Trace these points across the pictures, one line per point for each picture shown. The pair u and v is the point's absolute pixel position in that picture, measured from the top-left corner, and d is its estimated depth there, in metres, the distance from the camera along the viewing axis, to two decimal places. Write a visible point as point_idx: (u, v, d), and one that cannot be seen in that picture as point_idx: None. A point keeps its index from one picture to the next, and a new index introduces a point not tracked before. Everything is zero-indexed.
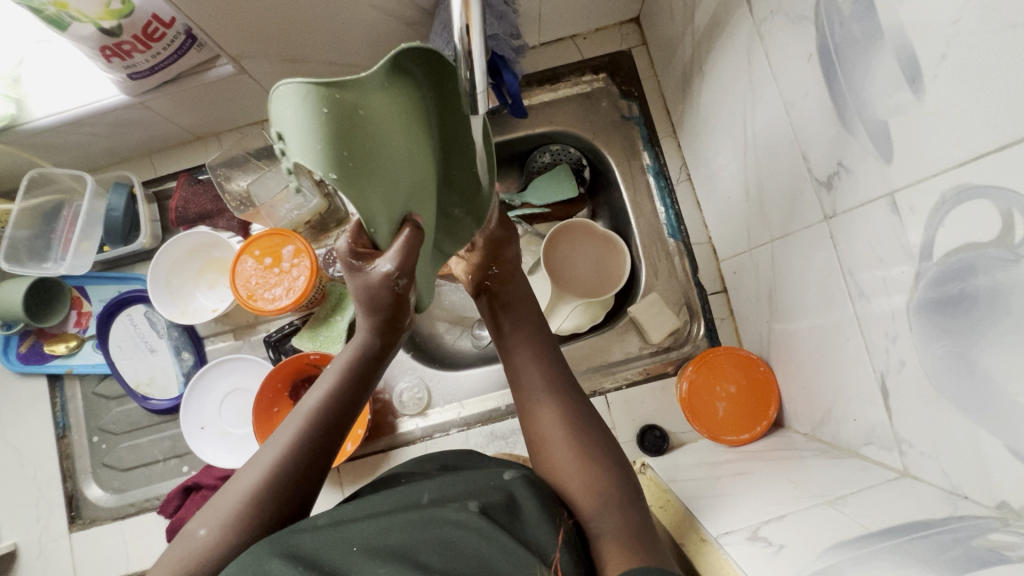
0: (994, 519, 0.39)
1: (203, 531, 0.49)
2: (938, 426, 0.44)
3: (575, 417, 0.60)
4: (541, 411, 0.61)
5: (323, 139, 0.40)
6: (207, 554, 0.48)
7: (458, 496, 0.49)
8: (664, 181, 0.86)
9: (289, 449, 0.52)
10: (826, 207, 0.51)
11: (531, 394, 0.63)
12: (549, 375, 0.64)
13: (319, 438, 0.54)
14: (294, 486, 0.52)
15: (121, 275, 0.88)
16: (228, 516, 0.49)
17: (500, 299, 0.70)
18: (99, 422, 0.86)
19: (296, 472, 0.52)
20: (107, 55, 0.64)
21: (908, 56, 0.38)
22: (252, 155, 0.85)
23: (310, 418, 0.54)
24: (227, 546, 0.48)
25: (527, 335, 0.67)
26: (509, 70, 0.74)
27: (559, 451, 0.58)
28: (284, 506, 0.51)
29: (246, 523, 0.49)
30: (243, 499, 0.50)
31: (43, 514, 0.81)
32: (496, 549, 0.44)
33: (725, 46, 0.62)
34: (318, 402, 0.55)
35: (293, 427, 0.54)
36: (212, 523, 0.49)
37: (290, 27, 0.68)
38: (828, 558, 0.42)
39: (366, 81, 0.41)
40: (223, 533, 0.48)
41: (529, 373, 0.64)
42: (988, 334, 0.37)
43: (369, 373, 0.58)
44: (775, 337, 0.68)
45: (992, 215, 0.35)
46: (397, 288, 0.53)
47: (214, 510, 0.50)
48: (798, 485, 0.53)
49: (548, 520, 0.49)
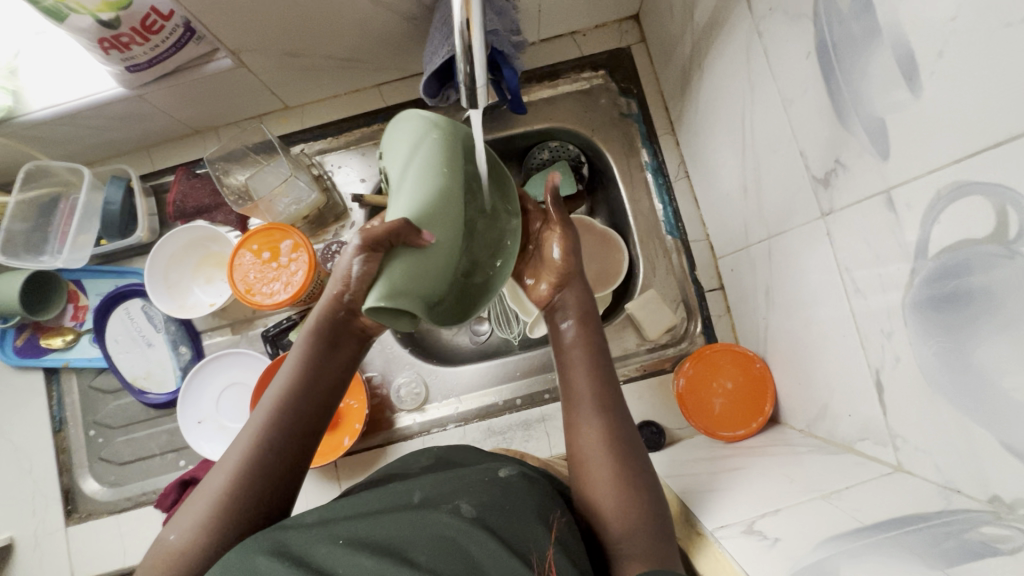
0: (986, 513, 0.39)
1: (173, 536, 0.48)
2: (932, 421, 0.44)
3: (621, 438, 0.57)
4: (586, 427, 0.58)
5: (414, 130, 0.60)
6: (185, 559, 0.47)
7: (451, 495, 0.49)
8: (663, 178, 0.86)
9: (257, 438, 0.53)
10: (823, 204, 0.52)
11: (579, 408, 0.59)
12: (602, 392, 0.59)
13: (289, 425, 0.54)
14: (271, 473, 0.52)
15: (119, 269, 0.87)
16: (203, 516, 0.49)
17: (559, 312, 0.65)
18: (95, 415, 0.86)
19: (270, 460, 0.52)
20: (105, 47, 0.63)
21: (906, 54, 0.39)
22: (252, 149, 0.84)
23: (276, 406, 0.55)
24: (200, 548, 0.47)
25: (582, 342, 0.63)
26: (509, 65, 0.73)
27: (600, 473, 0.55)
28: (262, 495, 0.51)
29: (221, 524, 0.48)
30: (221, 490, 0.50)
31: (38, 508, 0.81)
32: (485, 550, 0.42)
33: (725, 43, 0.62)
34: (281, 392, 0.55)
35: (256, 426, 0.53)
36: (184, 528, 0.48)
37: (290, 21, 0.68)
38: (822, 551, 0.42)
39: (454, 128, 0.62)
40: (198, 533, 0.48)
41: (583, 385, 0.60)
42: (981, 329, 0.38)
43: (323, 367, 0.58)
44: (772, 334, 0.69)
45: (986, 212, 0.35)
46: (352, 252, 0.55)
47: (186, 514, 0.49)
48: (793, 480, 0.54)
49: (540, 520, 0.48)
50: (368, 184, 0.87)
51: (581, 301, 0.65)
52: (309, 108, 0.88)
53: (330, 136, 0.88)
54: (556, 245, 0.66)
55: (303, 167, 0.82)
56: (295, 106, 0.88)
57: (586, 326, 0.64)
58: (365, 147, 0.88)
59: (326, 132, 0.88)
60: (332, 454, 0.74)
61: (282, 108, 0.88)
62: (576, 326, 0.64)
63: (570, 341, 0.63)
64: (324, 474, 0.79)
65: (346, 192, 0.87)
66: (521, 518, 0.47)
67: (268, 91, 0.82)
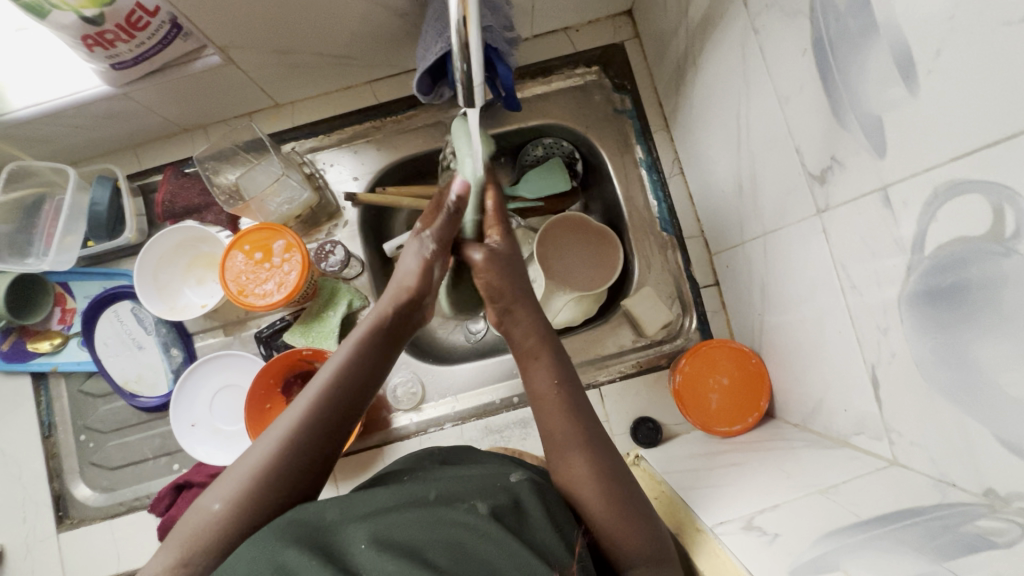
0: (981, 506, 0.40)
1: (217, 505, 0.48)
2: (927, 415, 0.45)
3: (607, 467, 0.55)
4: (572, 462, 0.56)
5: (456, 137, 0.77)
6: (224, 531, 0.47)
7: (466, 494, 0.48)
8: (657, 175, 0.86)
9: (307, 418, 0.52)
10: (819, 201, 0.52)
11: (562, 442, 0.57)
12: (580, 426, 0.58)
13: (334, 412, 0.54)
14: (314, 458, 0.52)
15: (106, 271, 0.85)
16: (245, 489, 0.48)
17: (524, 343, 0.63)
18: (86, 420, 0.85)
19: (315, 443, 0.52)
20: (89, 44, 0.62)
21: (904, 53, 0.39)
22: (242, 148, 0.83)
23: (327, 389, 0.54)
24: (232, 527, 0.47)
25: (545, 374, 0.61)
26: (504, 63, 0.72)
27: (589, 503, 0.53)
28: (300, 478, 0.51)
29: (257, 502, 0.48)
30: (264, 464, 0.50)
31: (29, 515, 0.80)
32: (505, 555, 0.43)
33: (720, 39, 0.62)
34: (335, 374, 0.55)
35: (305, 404, 0.53)
36: (229, 497, 0.48)
37: (280, 17, 0.67)
38: (823, 545, 0.42)
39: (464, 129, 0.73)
40: (240, 505, 0.48)
41: (556, 420, 0.58)
42: (978, 325, 0.38)
43: (381, 356, 0.59)
44: (767, 329, 0.69)
45: (983, 210, 0.36)
46: (428, 255, 0.64)
47: (227, 483, 0.49)
48: (790, 475, 0.54)
49: (556, 530, 0.48)
50: (361, 183, 0.86)
51: (536, 329, 0.64)
52: (299, 105, 0.87)
53: (322, 133, 0.87)
54: (481, 262, 0.66)
55: (294, 165, 0.81)
56: (285, 104, 0.87)
57: (542, 356, 0.62)
58: (357, 145, 0.87)
59: (317, 130, 0.87)
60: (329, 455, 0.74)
61: (272, 106, 0.86)
62: (540, 359, 0.62)
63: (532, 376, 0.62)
64: None
65: (338, 190, 0.86)
66: (532, 523, 0.47)
67: (259, 89, 0.80)
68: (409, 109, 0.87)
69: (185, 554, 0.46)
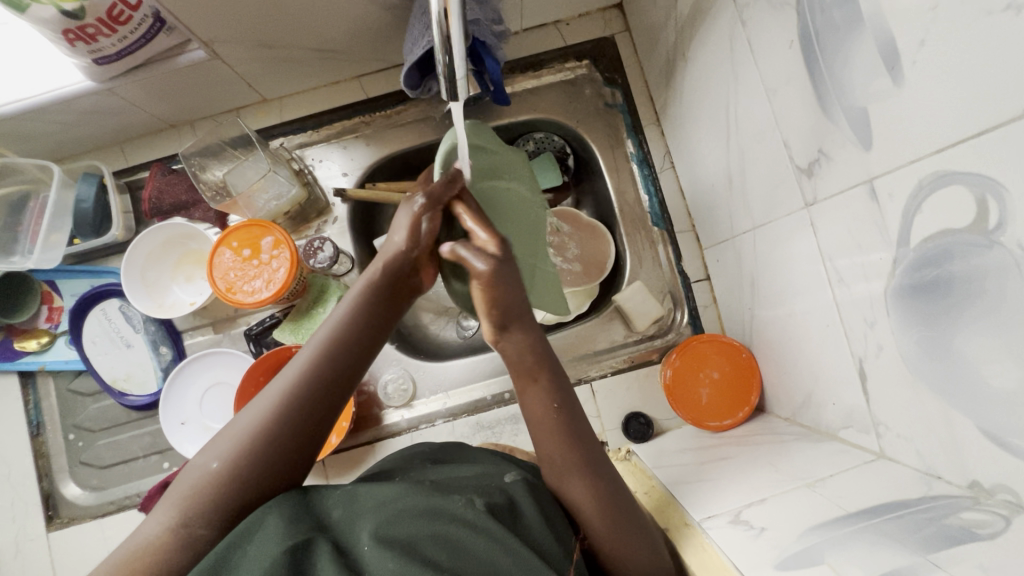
0: (966, 498, 0.40)
1: (215, 463, 0.48)
2: (913, 408, 0.45)
3: (606, 488, 0.53)
4: (573, 488, 0.53)
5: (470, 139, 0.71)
6: (220, 489, 0.47)
7: (464, 491, 0.48)
8: (648, 169, 0.86)
9: (303, 377, 0.52)
10: (807, 194, 0.52)
11: (563, 470, 0.54)
12: (577, 452, 0.53)
13: (332, 371, 0.53)
14: (312, 418, 0.51)
15: (94, 269, 0.85)
16: (240, 445, 0.48)
17: (522, 364, 0.56)
18: (75, 419, 0.84)
19: (309, 400, 0.51)
20: (71, 39, 0.61)
21: (888, 44, 0.38)
22: (229, 144, 0.82)
23: (321, 346, 0.54)
24: (229, 488, 0.47)
25: (544, 398, 0.55)
26: (491, 56, 0.71)
27: (588, 518, 0.52)
28: (294, 437, 0.50)
29: (254, 461, 0.48)
30: (258, 420, 0.49)
31: (18, 514, 0.79)
32: (503, 549, 0.43)
33: (709, 31, 0.62)
34: (332, 331, 0.55)
35: (303, 363, 0.53)
36: (225, 456, 0.48)
37: (265, 12, 0.66)
38: (808, 539, 0.42)
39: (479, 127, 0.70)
40: (237, 463, 0.48)
41: (555, 451, 0.54)
42: (962, 318, 0.38)
43: (381, 318, 0.58)
44: (757, 324, 0.69)
45: (967, 203, 0.35)
46: (417, 210, 0.59)
47: (224, 442, 0.49)
48: (779, 469, 0.54)
49: (552, 532, 0.48)
50: (351, 178, 0.86)
51: (535, 348, 0.56)
52: (287, 100, 0.87)
53: (310, 129, 0.86)
54: (482, 284, 0.54)
55: (281, 161, 0.80)
56: (273, 99, 0.86)
57: (540, 378, 0.55)
58: (347, 141, 0.86)
59: (305, 125, 0.86)
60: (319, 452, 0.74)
61: (259, 101, 0.86)
62: (537, 382, 0.55)
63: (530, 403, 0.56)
64: (312, 473, 0.79)
65: (328, 186, 0.85)
66: (527, 521, 0.47)
67: (245, 84, 0.80)
68: (399, 104, 0.86)
69: (179, 516, 0.46)
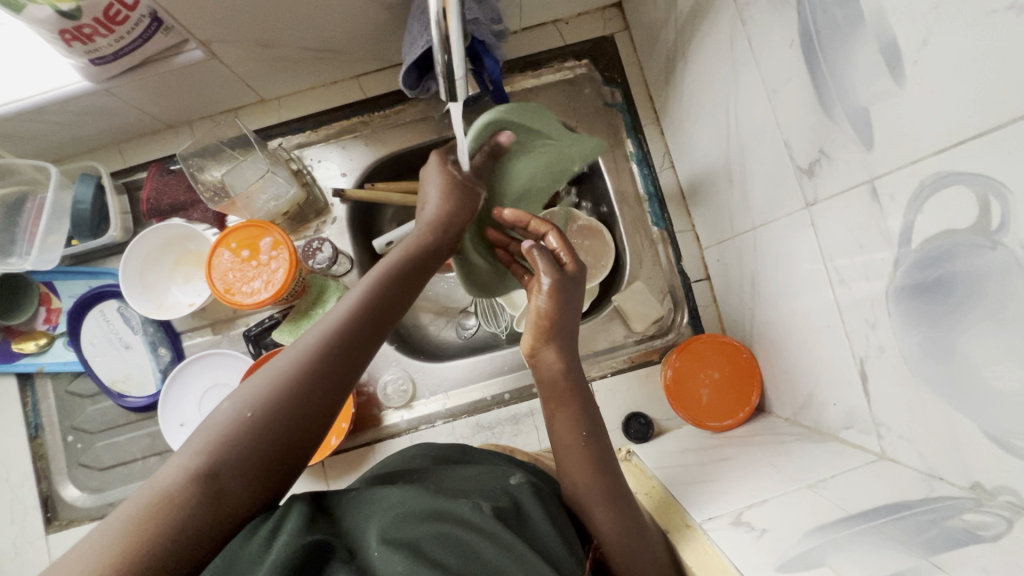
0: (967, 499, 0.40)
1: (250, 411, 0.44)
2: (914, 409, 0.44)
3: (626, 518, 0.52)
4: (594, 517, 0.53)
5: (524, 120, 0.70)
6: (253, 436, 0.43)
7: (471, 494, 0.48)
8: (648, 169, 0.86)
9: (344, 322, 0.50)
10: (808, 194, 0.52)
11: (586, 497, 0.53)
12: (602, 482, 0.53)
13: (371, 319, 0.52)
14: (350, 366, 0.49)
15: (92, 270, 0.85)
16: (279, 391, 0.45)
17: (554, 384, 0.57)
18: (73, 421, 0.84)
19: (349, 352, 0.49)
20: (67, 39, 0.61)
21: (890, 43, 0.38)
22: (227, 144, 0.82)
23: (363, 299, 0.53)
24: (265, 435, 0.43)
25: (572, 424, 0.56)
26: (490, 56, 0.71)
27: (608, 541, 0.52)
28: (331, 387, 0.47)
29: (292, 406, 0.45)
30: (296, 365, 0.46)
31: (18, 516, 0.79)
32: (510, 552, 0.43)
33: (709, 31, 0.61)
34: (373, 282, 0.54)
35: (343, 311, 0.51)
36: (258, 403, 0.44)
37: (263, 12, 0.66)
38: (809, 541, 0.42)
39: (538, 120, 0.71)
40: (275, 409, 0.44)
41: (581, 481, 0.54)
42: (964, 319, 0.38)
43: (412, 276, 0.58)
44: (757, 323, 0.69)
45: (969, 203, 0.35)
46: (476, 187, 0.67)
47: (257, 389, 0.45)
48: (780, 469, 0.54)
49: (559, 535, 0.48)
50: (350, 179, 0.85)
51: (566, 369, 0.57)
52: (286, 100, 0.86)
53: (309, 129, 0.86)
54: (545, 288, 0.58)
55: (280, 162, 0.80)
56: (271, 99, 0.86)
57: (570, 404, 0.56)
58: (345, 140, 0.86)
59: (304, 125, 0.86)
60: (319, 453, 0.73)
61: (258, 101, 0.85)
62: (567, 407, 0.56)
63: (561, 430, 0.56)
64: (312, 474, 0.79)
65: (327, 186, 0.85)
66: (534, 525, 0.47)
67: (244, 84, 0.79)
68: (398, 103, 0.86)
69: (203, 462, 0.41)
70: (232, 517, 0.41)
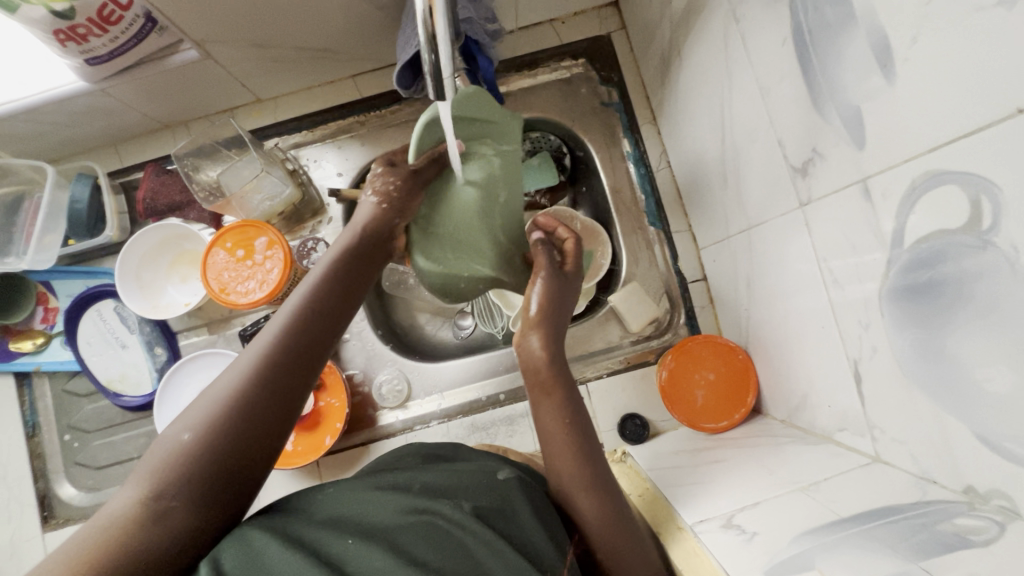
0: (960, 504, 0.39)
1: (187, 435, 0.43)
2: (907, 412, 0.44)
3: (614, 506, 0.51)
4: (580, 505, 0.52)
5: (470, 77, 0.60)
6: (196, 459, 0.42)
7: (454, 492, 0.48)
8: (645, 169, 0.85)
9: (283, 336, 0.49)
10: (801, 194, 0.51)
11: (573, 487, 0.52)
12: (590, 469, 0.52)
13: (314, 326, 0.51)
14: (294, 376, 0.48)
15: (89, 270, 0.85)
16: (216, 413, 0.44)
17: (538, 369, 0.56)
18: (70, 419, 0.84)
19: (291, 358, 0.48)
20: (62, 39, 0.61)
21: (881, 41, 0.38)
22: (222, 145, 0.82)
23: (304, 305, 0.51)
24: (207, 456, 0.42)
25: (556, 412, 0.54)
26: (484, 55, 0.73)
27: (593, 532, 0.51)
28: (275, 398, 0.46)
29: (231, 426, 0.44)
30: (233, 384, 0.45)
31: (15, 515, 0.80)
32: (489, 552, 0.42)
33: (703, 30, 0.61)
34: (313, 289, 0.52)
35: (283, 319, 0.50)
36: (197, 425, 0.43)
37: (258, 12, 0.66)
38: (799, 545, 0.42)
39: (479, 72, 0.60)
40: (212, 433, 0.43)
41: (568, 467, 0.53)
42: (955, 320, 0.37)
43: (359, 279, 0.56)
44: (753, 324, 0.69)
45: (960, 203, 0.35)
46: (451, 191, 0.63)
47: (195, 413, 0.44)
48: (773, 472, 0.54)
49: (543, 527, 0.48)
50: (346, 178, 0.85)
51: (548, 359, 0.56)
52: (282, 100, 0.86)
53: (305, 129, 0.86)
54: (537, 286, 0.60)
55: (276, 162, 0.79)
56: (267, 99, 0.86)
57: (555, 393, 0.55)
58: (341, 140, 0.86)
59: (300, 126, 0.86)
60: (314, 453, 0.74)
61: (254, 101, 0.86)
62: (551, 396, 0.55)
63: (545, 415, 0.55)
64: (306, 474, 0.79)
65: (323, 186, 0.85)
66: (521, 522, 0.47)
67: (240, 84, 0.80)
68: (394, 103, 0.86)
69: (142, 494, 0.40)
70: (186, 538, 0.40)
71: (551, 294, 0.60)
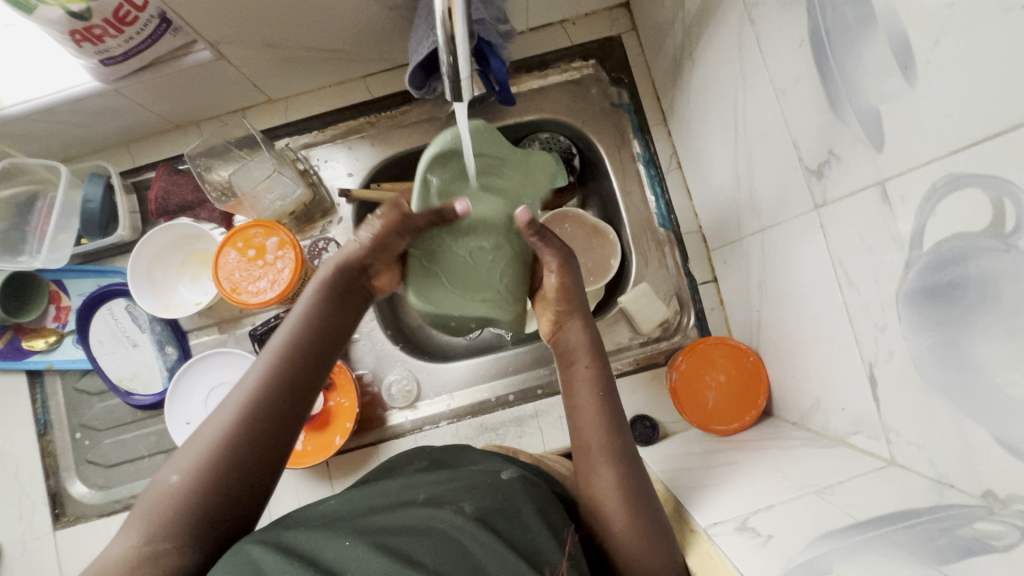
0: (979, 508, 0.39)
1: (176, 477, 0.46)
2: (925, 416, 0.44)
3: (633, 484, 0.54)
4: (599, 476, 0.55)
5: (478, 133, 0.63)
6: (186, 501, 0.45)
7: (455, 496, 0.48)
8: (655, 170, 0.85)
9: (264, 379, 0.51)
10: (816, 196, 0.51)
11: (595, 460, 0.56)
12: (613, 447, 0.56)
13: (297, 367, 0.53)
14: (277, 415, 0.51)
15: (101, 269, 0.85)
16: (204, 456, 0.47)
17: (569, 353, 0.62)
18: (81, 418, 0.85)
19: (273, 400, 0.51)
20: (78, 40, 0.61)
21: (902, 43, 0.37)
22: (234, 145, 0.82)
23: (285, 347, 0.54)
24: (196, 496, 0.45)
25: (589, 391, 0.59)
26: (496, 56, 0.72)
27: (609, 509, 0.53)
28: (261, 438, 0.49)
29: (217, 467, 0.47)
30: (220, 427, 0.48)
31: (26, 512, 0.80)
32: (489, 553, 0.42)
33: (717, 31, 0.61)
34: (292, 331, 0.55)
35: (265, 363, 0.53)
36: (186, 470, 0.46)
37: (271, 13, 0.66)
38: (815, 548, 0.42)
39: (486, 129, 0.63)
40: (200, 474, 0.46)
41: (594, 440, 0.57)
42: (976, 322, 0.37)
43: (339, 319, 0.59)
44: (764, 326, 0.68)
45: (982, 204, 0.34)
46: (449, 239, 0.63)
47: (185, 456, 0.47)
48: (786, 475, 0.54)
49: (548, 527, 0.47)
50: (356, 178, 0.85)
51: (590, 344, 0.62)
52: (292, 100, 0.87)
53: (315, 130, 0.86)
54: (553, 267, 0.63)
55: (286, 162, 0.80)
56: (278, 99, 0.86)
57: (589, 369, 0.60)
58: (351, 140, 0.86)
59: (310, 126, 0.86)
60: (324, 453, 0.74)
61: (265, 101, 0.86)
62: (583, 371, 0.60)
63: (575, 394, 0.60)
64: (315, 474, 0.79)
65: (333, 186, 0.85)
66: (526, 523, 0.47)
67: (251, 85, 0.80)
68: (404, 104, 0.86)
69: (140, 535, 0.44)
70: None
71: (568, 279, 0.63)
